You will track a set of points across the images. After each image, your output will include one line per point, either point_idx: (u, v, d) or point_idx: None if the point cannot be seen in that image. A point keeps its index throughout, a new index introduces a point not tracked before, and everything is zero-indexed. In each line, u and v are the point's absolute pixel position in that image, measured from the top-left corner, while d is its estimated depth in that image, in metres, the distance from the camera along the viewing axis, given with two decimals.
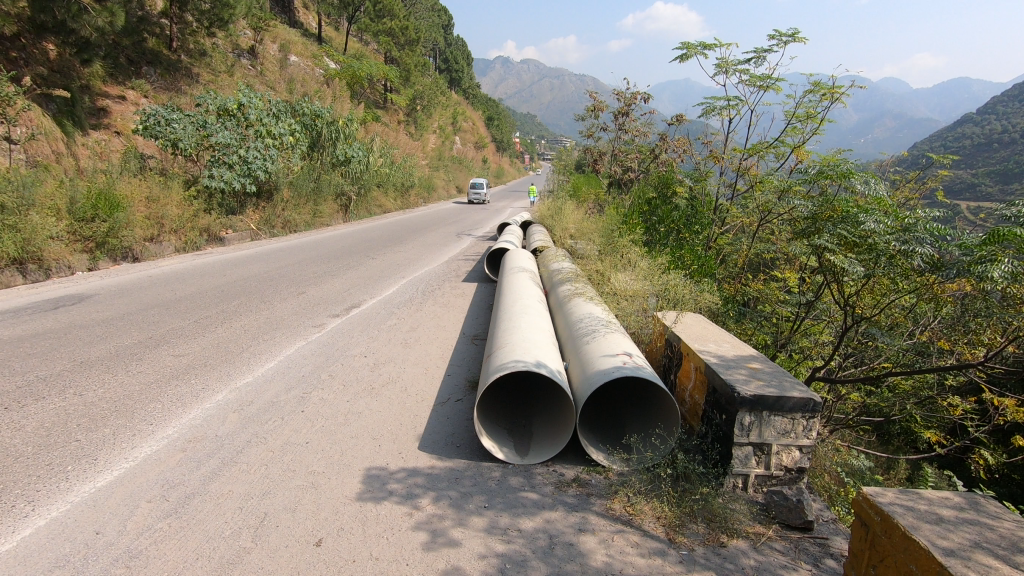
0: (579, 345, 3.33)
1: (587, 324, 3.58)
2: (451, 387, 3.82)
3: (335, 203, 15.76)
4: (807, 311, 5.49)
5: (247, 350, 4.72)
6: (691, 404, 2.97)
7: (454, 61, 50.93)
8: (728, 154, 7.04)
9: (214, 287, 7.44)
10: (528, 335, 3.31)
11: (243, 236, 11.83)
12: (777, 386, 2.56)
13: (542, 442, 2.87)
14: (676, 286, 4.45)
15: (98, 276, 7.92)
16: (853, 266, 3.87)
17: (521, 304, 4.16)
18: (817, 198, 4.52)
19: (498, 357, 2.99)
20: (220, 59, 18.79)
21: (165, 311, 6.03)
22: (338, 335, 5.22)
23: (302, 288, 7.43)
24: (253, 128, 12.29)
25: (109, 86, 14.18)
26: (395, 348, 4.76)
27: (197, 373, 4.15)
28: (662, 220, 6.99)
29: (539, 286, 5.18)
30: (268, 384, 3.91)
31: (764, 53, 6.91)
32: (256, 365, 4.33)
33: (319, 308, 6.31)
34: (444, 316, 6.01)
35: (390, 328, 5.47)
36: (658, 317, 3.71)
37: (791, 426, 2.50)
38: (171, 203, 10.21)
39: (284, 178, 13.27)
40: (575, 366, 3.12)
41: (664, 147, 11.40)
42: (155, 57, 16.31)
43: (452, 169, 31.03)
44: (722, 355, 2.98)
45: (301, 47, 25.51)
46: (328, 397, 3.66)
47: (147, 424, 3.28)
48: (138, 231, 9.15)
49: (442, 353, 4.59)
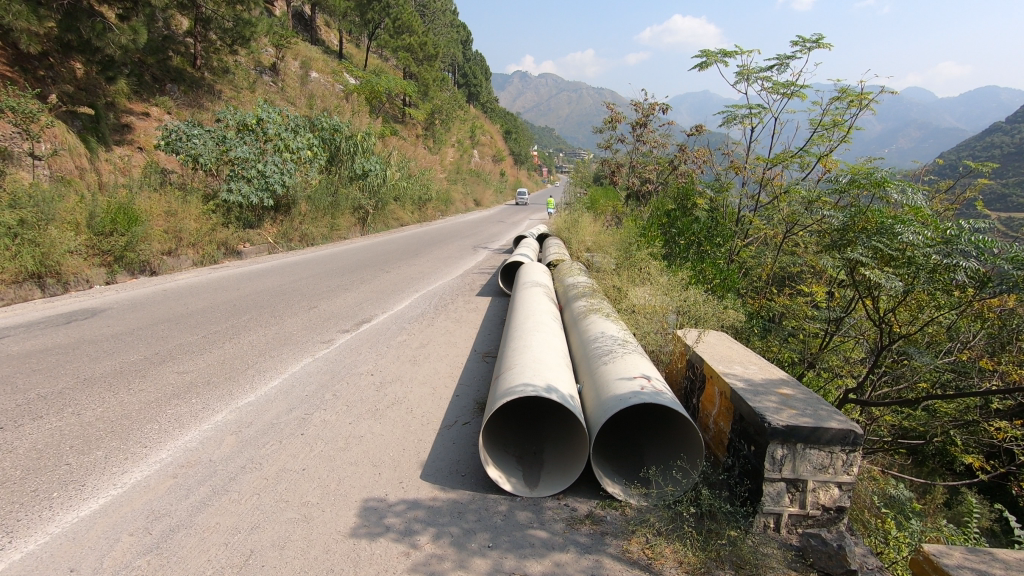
0: (594, 365, 3.11)
1: (602, 344, 3.37)
2: (458, 409, 3.63)
3: (353, 217, 15.79)
4: (835, 327, 5.20)
5: (252, 367, 4.60)
6: (716, 432, 2.75)
7: (472, 75, 51.40)
8: (750, 164, 6.80)
9: (227, 301, 7.38)
10: (539, 355, 3.12)
11: (260, 250, 11.86)
12: (812, 415, 2.32)
13: (553, 472, 2.66)
14: (697, 302, 4.22)
15: (114, 290, 7.94)
16: (891, 281, 3.62)
17: (533, 321, 3.96)
18: (847, 208, 4.24)
19: (506, 379, 2.79)
20: (241, 76, 19.12)
21: (175, 326, 5.97)
22: (346, 352, 5.07)
23: (313, 302, 7.34)
24: (271, 143, 12.36)
25: (133, 103, 14.46)
26: (403, 366, 4.59)
27: (199, 391, 4.03)
28: (681, 232, 6.73)
29: (554, 302, 4.99)
30: (269, 404, 3.76)
31: (787, 59, 6.69)
32: (260, 383, 4.20)
33: (329, 323, 6.21)
34: (456, 332, 5.83)
35: (400, 344, 5.31)
36: (677, 335, 3.49)
37: (829, 461, 2.25)
38: (190, 217, 10.26)
39: (301, 192, 13.33)
40: (590, 388, 2.91)
41: (683, 159, 11.14)
42: (179, 75, 16.65)
43: (470, 182, 31.08)
44: (750, 379, 2.75)
45: (321, 64, 25.88)
46: (330, 419, 3.49)
47: (141, 447, 3.14)
48: (155, 245, 9.19)
49: (451, 371, 4.41)
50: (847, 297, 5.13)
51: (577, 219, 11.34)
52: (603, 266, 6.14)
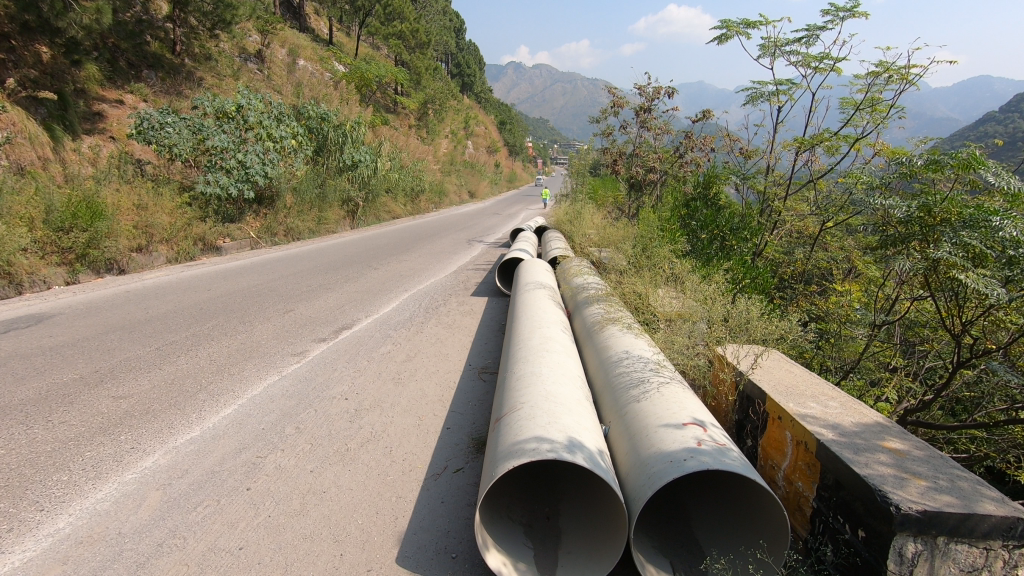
0: (623, 404, 2.40)
1: (631, 371, 2.65)
2: (448, 450, 2.92)
3: (342, 210, 14.94)
4: (879, 333, 4.56)
5: (203, 391, 3.85)
6: (797, 498, 2.06)
7: (466, 65, 50.28)
8: (778, 149, 6.02)
9: (194, 304, 6.63)
10: (553, 389, 2.39)
11: (242, 245, 11.04)
12: (955, 491, 1.63)
13: (576, 557, 1.94)
14: (740, 311, 3.46)
15: (71, 291, 7.14)
16: (993, 287, 2.87)
17: (541, 336, 3.25)
18: (917, 196, 3.50)
19: (511, 428, 2.06)
20: (225, 63, 18.20)
21: (127, 336, 5.22)
22: (321, 368, 4.33)
23: (290, 305, 6.57)
24: (253, 131, 11.47)
25: (107, 90, 13.54)
26: (385, 387, 3.86)
27: (129, 425, 3.28)
28: (704, 225, 5.80)
29: (561, 308, 4.29)
30: (214, 444, 3.02)
31: (818, 30, 5.97)
32: (210, 413, 3.46)
33: (304, 331, 5.46)
34: (449, 341, 5.08)
35: (383, 357, 4.58)
36: (719, 355, 2.80)
37: (983, 562, 1.58)
38: (162, 211, 9.45)
39: (286, 183, 12.49)
40: (621, 439, 2.20)
41: (688, 147, 10.61)
42: (157, 61, 15.70)
43: (466, 174, 30.12)
44: (837, 426, 2.05)
45: (309, 51, 24.82)
46: (288, 466, 2.78)
47: (33, 511, 2.40)
48: (123, 240, 8.41)
49: (442, 394, 3.69)
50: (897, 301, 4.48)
51: (580, 210, 10.57)
52: (615, 261, 5.38)
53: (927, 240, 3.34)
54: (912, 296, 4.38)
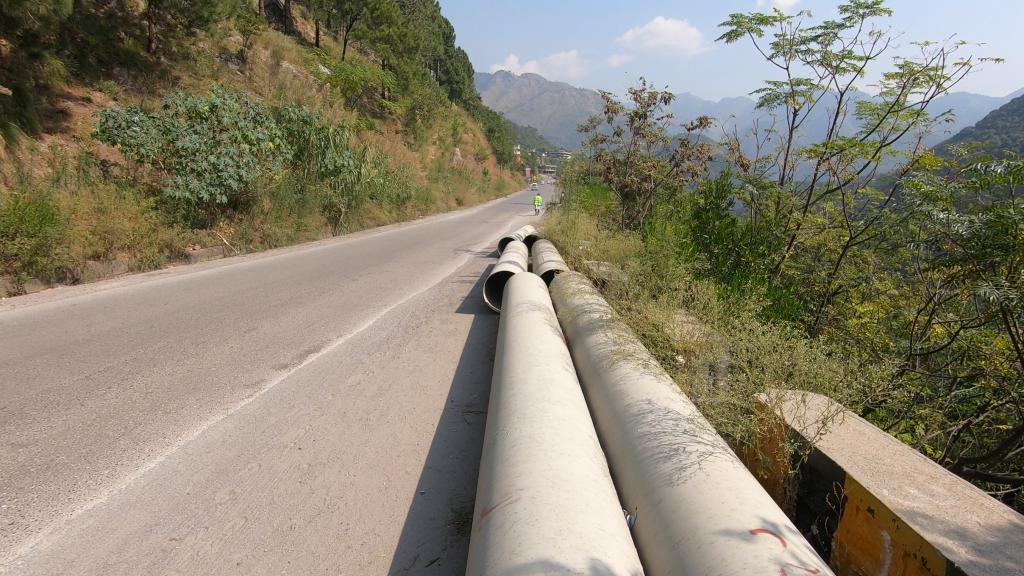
0: (655, 487, 1.80)
1: (658, 433, 2.05)
2: (421, 529, 2.30)
3: (323, 216, 14.19)
4: (912, 362, 4.11)
5: (126, 436, 3.15)
6: None
7: (455, 72, 49.94)
8: (795, 156, 5.50)
9: (145, 320, 5.91)
10: (561, 465, 1.78)
11: (213, 253, 10.25)
12: None
13: None
14: (782, 345, 2.83)
15: (10, 303, 6.37)
16: None
17: (538, 375, 2.64)
18: (994, 215, 2.97)
19: (509, 541, 1.45)
20: (204, 63, 17.41)
21: (56, 360, 4.49)
22: (276, 404, 3.65)
23: (253, 322, 5.89)
24: (228, 133, 10.67)
25: (73, 87, 12.72)
26: (349, 431, 3.20)
27: (17, 488, 2.58)
28: (718, 238, 5.22)
29: (560, 334, 3.69)
30: (119, 520, 2.35)
31: (836, 28, 5.48)
32: (126, 470, 2.77)
33: (264, 355, 4.77)
34: (429, 368, 4.45)
35: (352, 389, 3.93)
36: (759, 406, 2.21)
37: None
38: (124, 216, 8.66)
39: (263, 188, 11.75)
40: (657, 543, 1.61)
41: (685, 155, 10.05)
42: (130, 58, 14.84)
43: (453, 181, 29.56)
44: (964, 532, 1.48)
45: (294, 54, 24.03)
46: (209, 554, 2.12)
47: None
48: (77, 247, 7.62)
49: (417, 442, 3.06)
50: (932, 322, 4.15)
51: (573, 220, 9.99)
52: (618, 279, 4.78)
53: (1017, 264, 2.93)
54: (970, 322, 4.03)
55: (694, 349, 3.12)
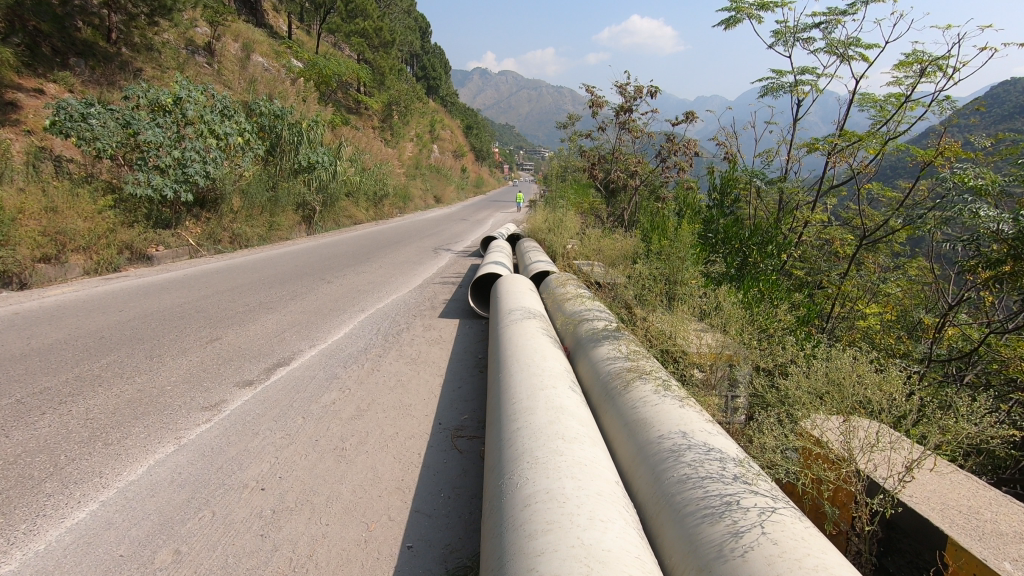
0: (708, 558, 1.43)
1: (702, 480, 1.67)
2: None
3: (296, 214, 13.56)
4: (933, 367, 3.86)
5: (55, 476, 2.65)
6: None
7: (432, 69, 49.19)
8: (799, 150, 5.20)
9: (96, 330, 5.36)
10: (593, 535, 1.40)
11: (178, 254, 9.60)
12: None
13: None
14: (823, 362, 2.50)
15: None
16: None
17: (545, 402, 2.25)
18: None
19: None
20: (169, 55, 16.53)
21: None
22: (237, 431, 3.18)
23: (218, 331, 5.38)
24: (193, 127, 9.97)
25: (23, 77, 11.85)
26: (322, 465, 2.76)
27: None
28: (724, 238, 4.89)
29: (561, 346, 3.29)
30: None
31: (840, 14, 5.19)
32: (48, 524, 2.27)
33: (228, 370, 4.28)
34: (412, 384, 4.03)
35: (326, 411, 3.48)
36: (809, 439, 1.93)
37: None
38: (78, 215, 7.95)
39: (232, 185, 11.09)
40: None
41: (671, 151, 9.80)
42: (87, 48, 13.95)
43: (431, 178, 28.96)
44: None
45: (265, 46, 23.14)
46: None
47: None
48: (24, 249, 6.95)
49: (402, 477, 2.66)
50: (946, 325, 3.96)
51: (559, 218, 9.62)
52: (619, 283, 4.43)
53: None
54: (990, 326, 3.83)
55: (718, 364, 2.79)
